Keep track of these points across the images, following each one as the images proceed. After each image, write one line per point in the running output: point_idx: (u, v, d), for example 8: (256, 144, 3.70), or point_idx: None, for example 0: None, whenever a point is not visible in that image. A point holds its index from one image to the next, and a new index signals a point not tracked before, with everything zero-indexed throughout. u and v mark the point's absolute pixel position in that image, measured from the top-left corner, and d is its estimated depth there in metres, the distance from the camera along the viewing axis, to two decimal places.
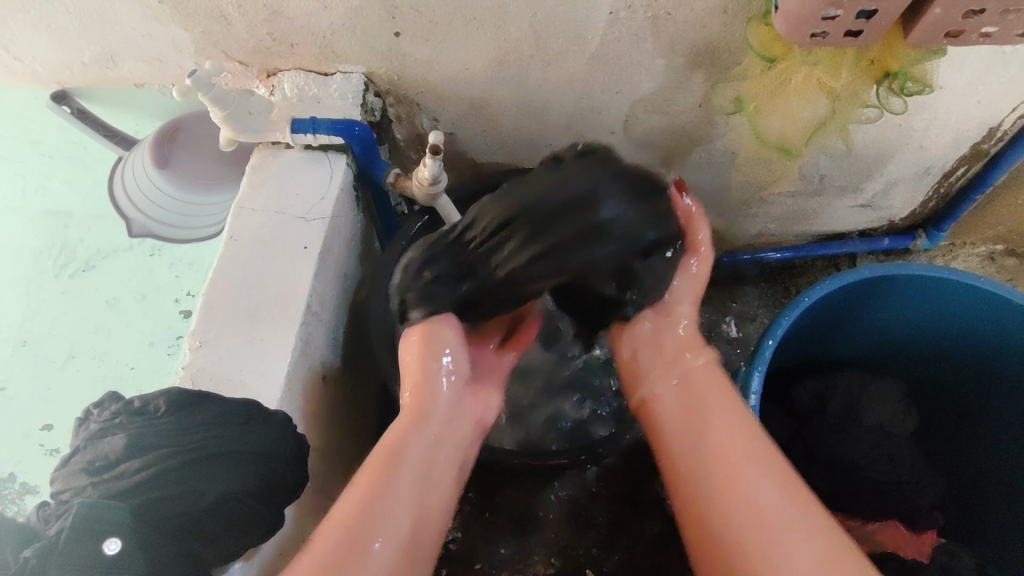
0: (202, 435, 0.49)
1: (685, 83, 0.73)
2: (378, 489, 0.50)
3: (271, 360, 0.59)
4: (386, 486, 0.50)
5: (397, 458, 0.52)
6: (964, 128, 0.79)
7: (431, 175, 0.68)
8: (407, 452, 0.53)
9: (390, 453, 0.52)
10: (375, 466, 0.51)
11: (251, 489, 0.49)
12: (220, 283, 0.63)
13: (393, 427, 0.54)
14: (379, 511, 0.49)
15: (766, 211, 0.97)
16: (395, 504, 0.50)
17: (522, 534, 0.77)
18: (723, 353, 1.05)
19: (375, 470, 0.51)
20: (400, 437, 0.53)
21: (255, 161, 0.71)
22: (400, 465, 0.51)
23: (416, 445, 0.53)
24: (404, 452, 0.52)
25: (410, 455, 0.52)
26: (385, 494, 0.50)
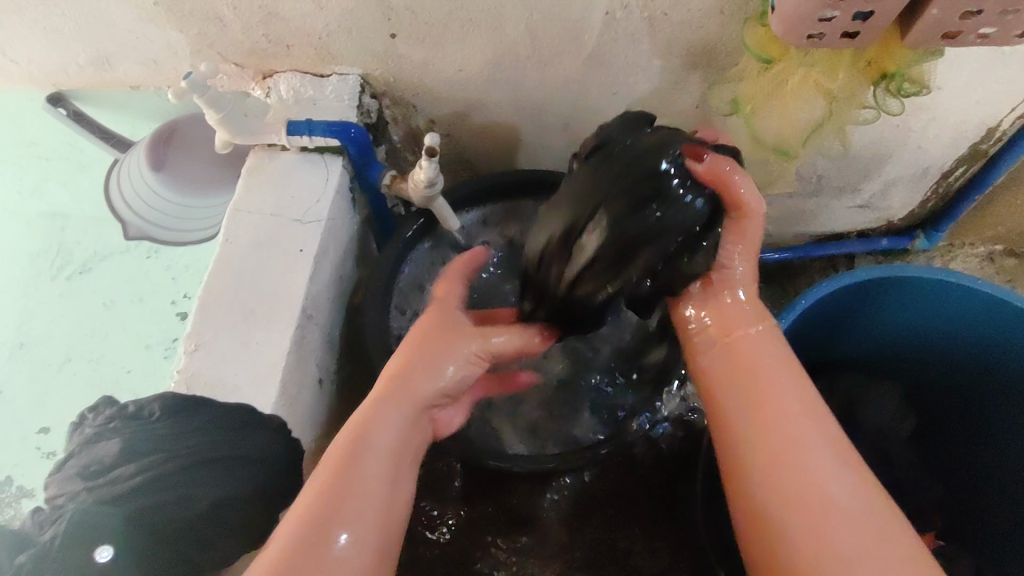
0: (198, 440, 0.49)
1: (682, 84, 0.73)
2: (346, 478, 0.48)
3: (267, 363, 0.59)
4: (352, 478, 0.48)
5: (362, 449, 0.50)
6: (963, 128, 0.78)
7: (427, 177, 0.68)
8: (375, 440, 0.50)
9: (358, 441, 0.50)
10: (339, 457, 0.49)
11: (246, 495, 0.49)
12: (216, 286, 0.63)
13: (361, 409, 0.52)
14: (342, 506, 0.47)
15: (764, 212, 0.96)
16: (362, 495, 0.48)
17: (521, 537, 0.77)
18: None
19: (341, 458, 0.49)
20: (364, 425, 0.51)
21: (251, 163, 0.71)
22: (365, 453, 0.49)
23: (385, 431, 0.51)
24: (371, 440, 0.50)
25: (375, 445, 0.50)
26: (350, 486, 0.48)
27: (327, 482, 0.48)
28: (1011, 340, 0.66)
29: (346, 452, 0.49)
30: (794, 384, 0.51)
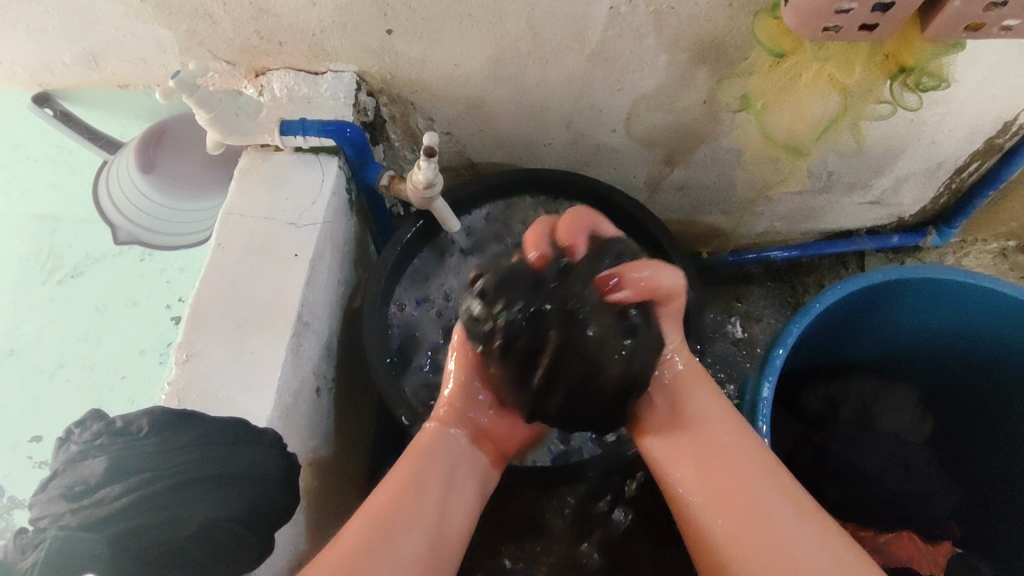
0: (188, 458, 0.46)
1: (689, 79, 0.71)
2: (413, 480, 0.52)
3: (262, 371, 0.57)
4: (416, 490, 0.51)
5: (425, 461, 0.53)
6: (979, 122, 0.76)
7: (426, 178, 0.65)
8: (437, 453, 0.54)
9: (421, 449, 0.54)
10: (408, 470, 0.52)
11: (240, 515, 0.47)
12: (209, 293, 0.60)
13: (424, 430, 0.56)
14: (407, 517, 0.49)
15: (772, 209, 0.94)
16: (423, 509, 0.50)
17: (527, 545, 0.75)
18: (729, 354, 1.02)
19: (403, 479, 0.52)
20: (430, 441, 0.55)
21: (244, 164, 0.69)
22: (426, 470, 0.53)
23: (442, 449, 0.55)
24: (434, 449, 0.55)
25: (439, 458, 0.54)
26: (409, 502, 0.50)
27: (401, 482, 0.52)
28: None
29: (409, 472, 0.52)
30: (743, 444, 0.52)
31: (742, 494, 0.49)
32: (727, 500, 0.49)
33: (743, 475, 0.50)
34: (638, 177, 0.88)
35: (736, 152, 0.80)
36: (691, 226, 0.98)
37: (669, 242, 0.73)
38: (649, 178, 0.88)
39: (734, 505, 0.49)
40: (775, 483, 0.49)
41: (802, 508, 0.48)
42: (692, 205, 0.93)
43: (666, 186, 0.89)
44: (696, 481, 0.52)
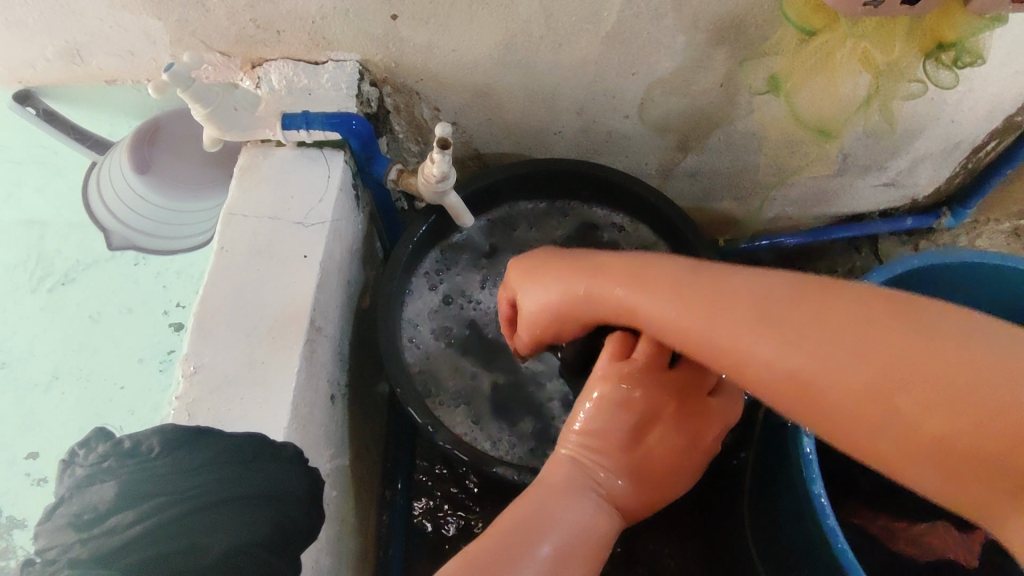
0: (205, 478, 0.43)
1: (706, 61, 0.68)
2: (533, 525, 0.46)
3: (275, 382, 0.53)
4: (507, 555, 0.44)
5: (544, 518, 0.46)
6: (999, 100, 0.75)
7: (440, 172, 0.62)
8: (568, 506, 0.47)
9: (555, 491, 0.48)
10: (529, 506, 0.47)
11: (263, 539, 0.43)
12: (214, 302, 0.57)
13: (557, 475, 0.49)
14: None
15: (786, 193, 0.92)
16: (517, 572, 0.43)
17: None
18: None
19: (501, 538, 0.45)
20: (558, 496, 0.47)
21: (244, 161, 0.65)
22: (552, 525, 0.46)
23: (567, 511, 0.47)
24: (564, 502, 0.47)
25: (562, 520, 0.46)
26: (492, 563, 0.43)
27: (526, 507, 0.47)
28: None
29: (509, 526, 0.46)
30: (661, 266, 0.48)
31: (685, 292, 0.45)
32: (667, 300, 0.46)
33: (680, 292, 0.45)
34: (649, 165, 0.86)
35: (752, 137, 0.78)
36: (702, 213, 0.96)
37: (693, 230, 0.69)
38: (661, 165, 0.86)
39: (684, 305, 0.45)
40: (716, 282, 0.44)
41: (741, 288, 0.43)
42: (705, 191, 0.90)
43: (678, 173, 0.87)
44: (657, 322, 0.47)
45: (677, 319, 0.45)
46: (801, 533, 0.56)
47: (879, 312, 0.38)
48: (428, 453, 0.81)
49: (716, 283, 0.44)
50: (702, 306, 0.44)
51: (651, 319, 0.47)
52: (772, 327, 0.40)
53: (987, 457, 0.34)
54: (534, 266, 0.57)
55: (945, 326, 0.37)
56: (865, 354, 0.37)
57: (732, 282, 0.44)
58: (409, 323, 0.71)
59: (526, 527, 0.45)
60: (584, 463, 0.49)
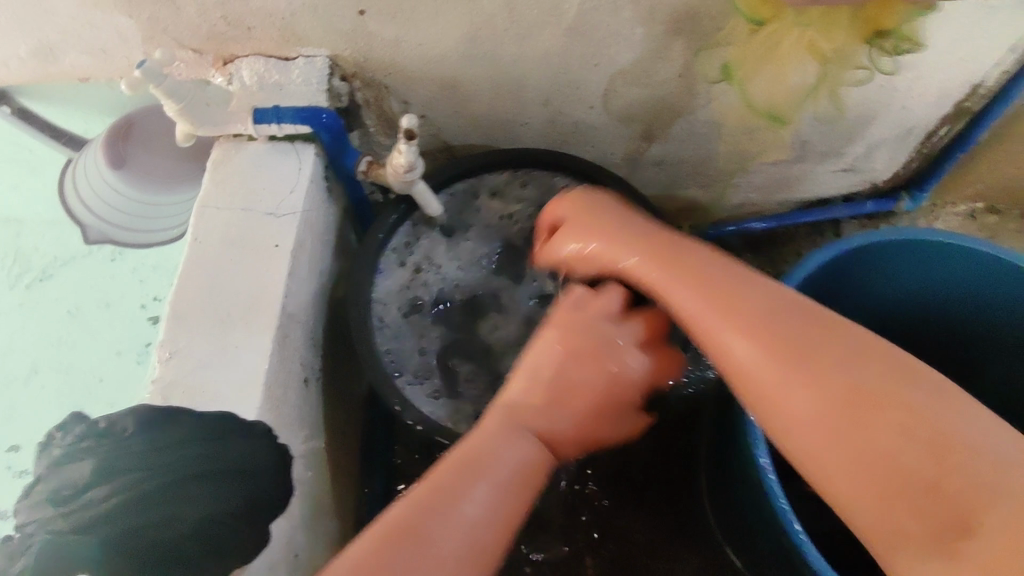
0: (178, 455, 0.45)
1: (665, 52, 0.71)
2: (469, 465, 0.46)
3: (249, 365, 0.55)
4: (449, 490, 0.45)
5: (482, 457, 0.47)
6: (946, 85, 0.79)
7: (407, 161, 0.64)
8: (509, 444, 0.48)
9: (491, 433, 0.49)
10: (470, 446, 0.48)
11: (236, 510, 0.45)
12: (188, 292, 0.58)
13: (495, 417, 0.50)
14: (429, 524, 0.43)
15: (749, 180, 0.95)
16: (462, 511, 0.44)
17: (549, 539, 0.77)
18: None
19: (442, 478, 0.46)
20: (497, 433, 0.48)
21: (217, 155, 0.67)
22: (491, 460, 0.47)
23: (506, 448, 0.48)
24: (503, 442, 0.48)
25: (499, 456, 0.47)
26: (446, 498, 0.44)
27: (467, 448, 0.48)
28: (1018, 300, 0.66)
29: (451, 466, 0.46)
30: (714, 260, 0.49)
31: (710, 286, 0.47)
32: (682, 293, 0.48)
33: (685, 302, 0.48)
34: (616, 155, 0.88)
35: (713, 125, 0.81)
36: (669, 201, 0.99)
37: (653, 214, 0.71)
38: (627, 154, 0.88)
39: (711, 297, 0.46)
40: (742, 289, 0.46)
41: (766, 299, 0.45)
42: (671, 179, 0.93)
43: (645, 162, 0.90)
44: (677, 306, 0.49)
45: (688, 311, 0.47)
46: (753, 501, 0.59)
47: (869, 357, 0.41)
48: (408, 442, 0.82)
49: (724, 284, 0.47)
50: (722, 303, 0.46)
51: (669, 301, 0.49)
52: (767, 337, 0.43)
53: (915, 506, 0.38)
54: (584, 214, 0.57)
55: (913, 389, 0.40)
56: (821, 373, 0.41)
57: (749, 293, 0.46)
58: (378, 303, 0.70)
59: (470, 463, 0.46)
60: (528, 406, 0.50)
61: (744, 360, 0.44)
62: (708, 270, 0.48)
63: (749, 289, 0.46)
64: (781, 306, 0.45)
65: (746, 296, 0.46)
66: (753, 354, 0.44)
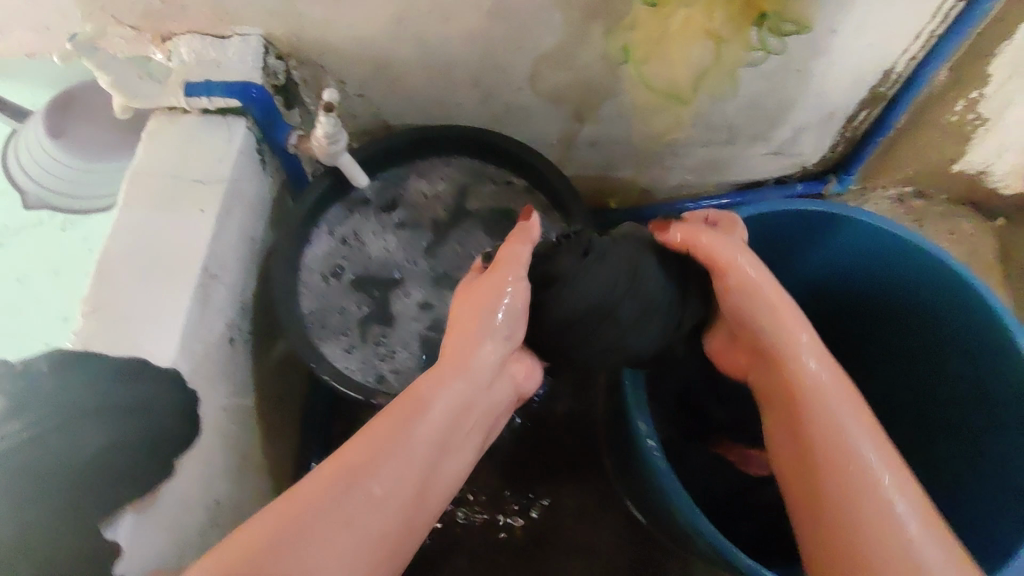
0: (85, 392, 0.50)
1: (584, 35, 0.74)
2: (401, 419, 0.51)
3: (168, 318, 0.59)
4: (395, 434, 0.50)
5: (419, 407, 0.53)
6: (860, 72, 0.82)
7: (326, 133, 0.68)
8: (438, 394, 0.54)
9: (416, 391, 0.54)
10: (394, 404, 0.53)
11: (139, 441, 0.51)
12: (114, 252, 0.62)
13: (430, 374, 0.55)
14: (365, 478, 0.47)
15: (681, 162, 0.98)
16: (397, 466, 0.49)
17: (492, 511, 0.90)
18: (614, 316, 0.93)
19: (380, 424, 0.50)
20: (427, 383, 0.54)
21: (152, 127, 0.71)
22: (416, 411, 0.52)
23: (442, 395, 0.54)
24: (429, 398, 0.53)
25: (430, 405, 0.53)
26: (399, 438, 0.50)
27: (395, 404, 0.52)
28: (915, 269, 0.74)
29: (388, 417, 0.51)
30: (811, 342, 0.57)
31: (789, 357, 0.56)
32: (777, 354, 0.57)
33: (815, 374, 0.55)
34: (550, 135, 0.92)
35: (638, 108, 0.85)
36: (606, 183, 1.03)
37: (559, 178, 0.77)
38: (562, 135, 0.92)
39: (784, 365, 0.56)
40: (849, 393, 0.53)
41: (850, 395, 0.53)
42: (606, 160, 0.97)
43: (579, 143, 0.94)
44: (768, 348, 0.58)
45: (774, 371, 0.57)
46: (636, 450, 0.68)
47: (895, 468, 0.48)
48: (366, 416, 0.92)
49: (795, 347, 0.56)
50: (794, 375, 0.55)
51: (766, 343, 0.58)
52: (813, 409, 0.53)
53: None
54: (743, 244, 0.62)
55: (907, 516, 0.46)
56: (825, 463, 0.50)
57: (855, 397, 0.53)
58: (306, 269, 0.76)
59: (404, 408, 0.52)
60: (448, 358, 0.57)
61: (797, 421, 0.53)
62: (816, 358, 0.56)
63: (834, 378, 0.54)
64: (838, 408, 0.52)
65: (847, 396, 0.53)
66: (813, 416, 0.52)
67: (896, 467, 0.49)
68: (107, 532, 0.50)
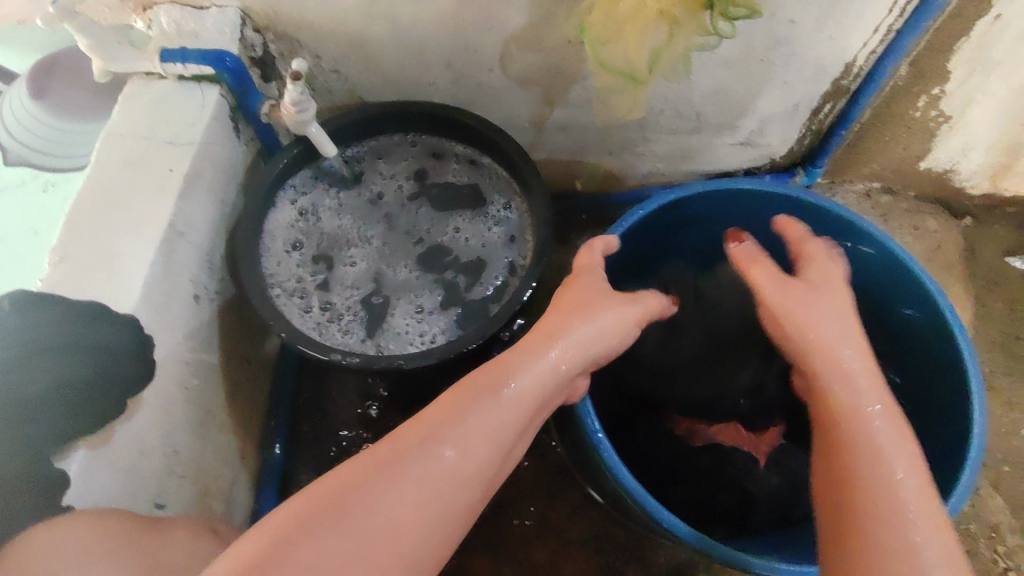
0: (41, 329, 0.54)
1: (550, 18, 0.76)
2: (478, 397, 0.50)
3: (132, 270, 0.62)
4: (475, 397, 0.50)
5: (495, 387, 0.51)
6: (822, 65, 0.84)
7: (293, 101, 0.71)
8: (522, 373, 0.53)
9: (500, 369, 0.53)
10: (480, 378, 0.52)
11: (88, 377, 0.54)
12: (85, 206, 0.65)
13: (517, 353, 0.55)
14: (435, 439, 0.47)
15: (651, 149, 1.01)
16: (466, 437, 0.48)
17: None
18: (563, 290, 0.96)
19: (460, 396, 0.51)
20: (514, 361, 0.54)
21: (130, 90, 0.74)
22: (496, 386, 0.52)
23: (524, 371, 0.53)
24: (511, 375, 0.53)
25: (511, 387, 0.52)
26: (480, 400, 0.50)
27: (483, 378, 0.52)
28: (871, 253, 0.77)
29: (467, 391, 0.51)
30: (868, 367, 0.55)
31: (837, 376, 0.55)
32: (828, 369, 0.55)
33: (866, 397, 0.53)
34: (523, 118, 0.95)
35: None
36: (579, 167, 1.06)
37: (513, 145, 0.79)
38: (533, 118, 0.95)
39: (825, 383, 0.55)
40: (898, 420, 0.52)
41: (901, 423, 0.51)
42: (578, 145, 1.00)
43: (550, 126, 0.96)
44: (818, 363, 0.56)
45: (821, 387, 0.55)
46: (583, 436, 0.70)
47: (925, 502, 0.47)
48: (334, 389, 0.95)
49: (854, 368, 0.55)
50: (842, 393, 0.54)
51: (814, 357, 0.56)
52: (857, 429, 0.51)
53: None
54: (826, 290, 0.60)
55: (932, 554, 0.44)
56: (859, 498, 0.48)
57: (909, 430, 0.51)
58: (269, 235, 0.79)
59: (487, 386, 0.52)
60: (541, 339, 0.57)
61: (838, 434, 0.52)
62: (869, 381, 0.54)
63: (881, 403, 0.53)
64: (884, 445, 0.50)
65: (896, 426, 0.51)
66: (856, 434, 0.51)
67: (929, 500, 0.47)
68: (61, 463, 0.53)
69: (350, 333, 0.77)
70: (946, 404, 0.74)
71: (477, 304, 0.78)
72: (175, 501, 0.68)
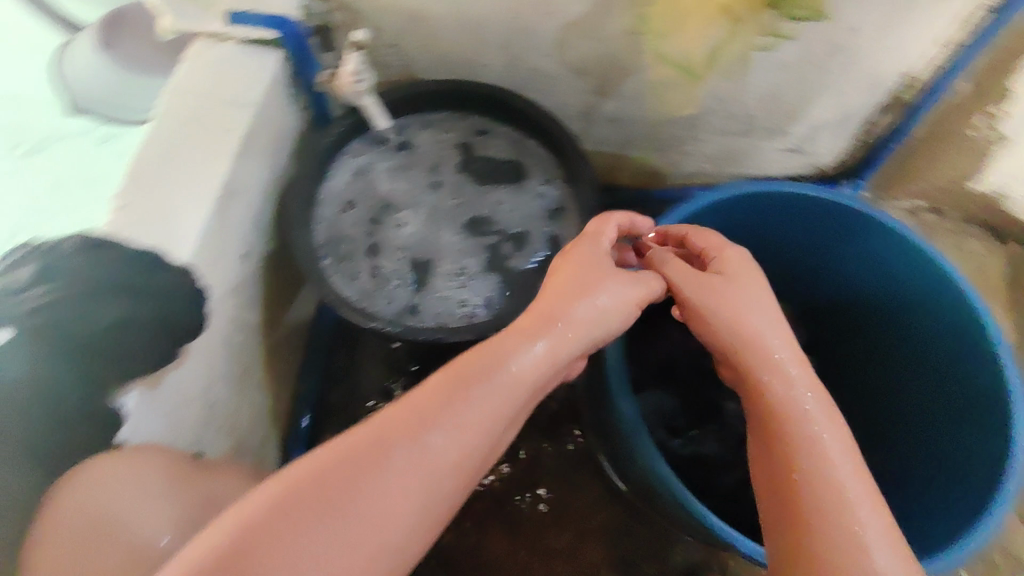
0: (106, 270, 0.56)
1: (611, 8, 0.76)
2: (456, 384, 0.49)
3: (188, 222, 0.64)
4: (468, 383, 0.49)
5: (476, 373, 0.50)
6: (882, 75, 0.83)
7: (352, 70, 0.72)
8: (512, 360, 0.52)
9: (479, 355, 0.52)
10: (456, 366, 0.51)
11: (153, 318, 0.56)
12: (146, 159, 0.66)
13: (506, 340, 0.53)
14: (424, 427, 0.46)
15: (698, 148, 1.00)
16: (453, 425, 0.47)
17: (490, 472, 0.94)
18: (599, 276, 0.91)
19: (440, 386, 0.49)
20: (500, 347, 0.52)
21: (193, 50, 0.75)
22: (483, 373, 0.50)
23: (515, 358, 0.52)
24: (498, 362, 0.51)
25: (501, 372, 0.51)
26: (464, 387, 0.49)
27: (461, 366, 0.51)
28: (916, 273, 0.74)
29: (449, 378, 0.50)
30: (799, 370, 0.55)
31: (773, 385, 0.54)
32: (766, 380, 0.55)
33: (801, 404, 0.53)
34: (572, 106, 0.95)
35: None
36: (624, 160, 1.06)
37: (564, 130, 0.79)
38: (583, 107, 0.95)
39: (765, 390, 0.54)
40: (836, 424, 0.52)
41: (839, 429, 0.52)
42: (626, 138, 1.00)
43: (600, 117, 0.97)
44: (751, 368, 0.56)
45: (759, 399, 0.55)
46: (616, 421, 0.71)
47: (875, 509, 0.47)
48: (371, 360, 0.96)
49: (788, 374, 0.55)
50: (782, 402, 0.53)
51: (749, 367, 0.56)
52: (802, 443, 0.51)
53: None
54: (739, 280, 0.61)
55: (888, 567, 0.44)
56: (818, 519, 0.47)
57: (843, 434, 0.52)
58: (320, 201, 0.80)
59: (474, 370, 0.50)
60: (536, 329, 0.55)
61: (785, 449, 0.51)
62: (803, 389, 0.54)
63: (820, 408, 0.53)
64: (829, 453, 0.50)
65: (839, 433, 0.52)
66: (800, 447, 0.51)
67: (877, 507, 0.47)
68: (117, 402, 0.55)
69: (393, 300, 0.78)
70: (968, 431, 0.71)
71: (521, 278, 0.79)
72: (209, 449, 0.70)
